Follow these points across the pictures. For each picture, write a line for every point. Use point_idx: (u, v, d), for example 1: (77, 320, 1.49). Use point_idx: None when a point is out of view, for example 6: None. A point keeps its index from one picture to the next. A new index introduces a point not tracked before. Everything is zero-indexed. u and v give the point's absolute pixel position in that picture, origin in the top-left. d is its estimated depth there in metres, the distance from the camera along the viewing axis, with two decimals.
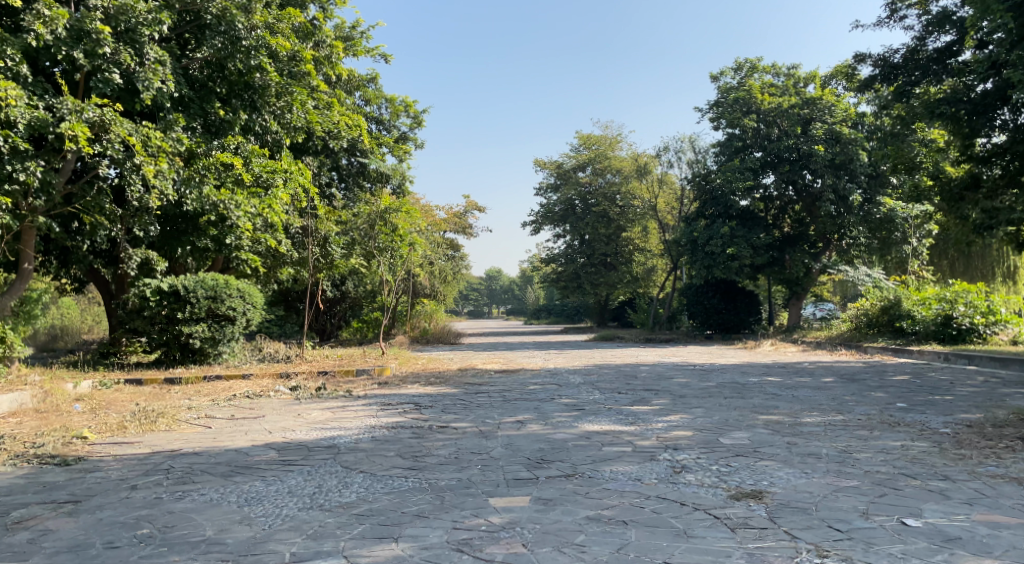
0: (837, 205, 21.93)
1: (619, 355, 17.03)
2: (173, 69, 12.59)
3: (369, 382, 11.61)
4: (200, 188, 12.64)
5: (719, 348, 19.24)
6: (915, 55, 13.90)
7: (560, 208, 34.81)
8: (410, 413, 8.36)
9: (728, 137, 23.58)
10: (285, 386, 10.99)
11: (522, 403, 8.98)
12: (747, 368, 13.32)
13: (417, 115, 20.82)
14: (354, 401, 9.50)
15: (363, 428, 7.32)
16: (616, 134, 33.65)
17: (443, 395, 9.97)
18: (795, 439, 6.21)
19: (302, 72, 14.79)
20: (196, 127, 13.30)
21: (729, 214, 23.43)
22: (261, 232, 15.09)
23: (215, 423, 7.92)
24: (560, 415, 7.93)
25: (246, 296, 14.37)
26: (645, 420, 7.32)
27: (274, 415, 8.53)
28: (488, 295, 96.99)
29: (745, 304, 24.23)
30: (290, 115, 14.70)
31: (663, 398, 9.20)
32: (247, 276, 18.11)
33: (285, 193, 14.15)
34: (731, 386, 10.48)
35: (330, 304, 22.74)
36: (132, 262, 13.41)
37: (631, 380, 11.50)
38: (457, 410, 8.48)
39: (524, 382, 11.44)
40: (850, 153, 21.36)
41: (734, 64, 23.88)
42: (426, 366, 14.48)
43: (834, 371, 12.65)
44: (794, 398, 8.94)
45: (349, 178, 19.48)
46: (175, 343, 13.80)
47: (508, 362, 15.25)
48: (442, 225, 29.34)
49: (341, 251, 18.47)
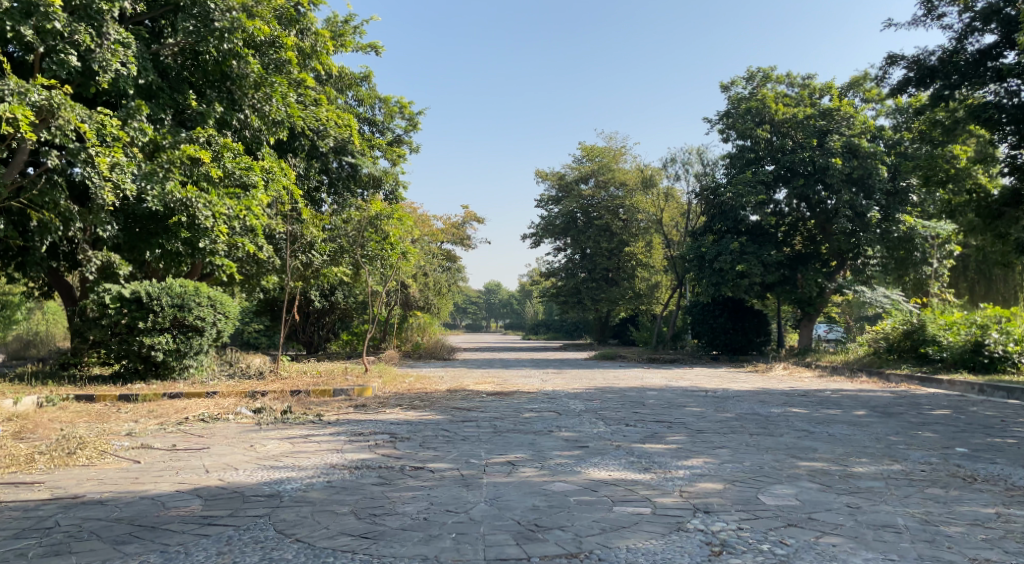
0: (854, 223, 20.68)
1: (623, 377, 15.73)
2: (141, 56, 11.42)
3: (344, 404, 10.34)
4: (163, 183, 11.27)
5: (729, 372, 18.02)
6: (953, 57, 12.66)
7: (562, 220, 33.49)
8: (380, 447, 7.09)
9: (739, 148, 22.52)
10: (248, 407, 9.73)
11: (514, 436, 7.71)
12: (765, 396, 12.00)
13: (412, 117, 19.65)
14: (319, 429, 8.24)
15: (319, 468, 6.03)
16: (620, 146, 32.92)
17: (424, 423, 8.70)
18: (854, 499, 4.99)
19: (283, 60, 13.38)
20: (165, 119, 12.14)
21: (739, 229, 22.29)
22: (238, 235, 13.91)
23: (149, 456, 6.67)
24: (558, 454, 6.67)
25: (217, 305, 13.16)
26: (663, 467, 6.08)
27: (223, 446, 7.25)
28: (487, 309, 95.60)
29: (755, 324, 22.96)
30: (268, 107, 13.36)
31: (679, 434, 7.93)
32: (224, 283, 16.87)
33: (264, 193, 12.97)
34: (753, 420, 9.22)
35: (318, 314, 21.53)
36: (91, 266, 12.28)
37: (639, 408, 10.24)
38: (437, 444, 7.20)
39: (518, 408, 10.17)
40: (868, 168, 20.17)
41: (746, 73, 22.79)
42: (412, 386, 13.16)
43: (862, 401, 11.39)
44: (833, 438, 7.68)
45: (339, 182, 18.04)
46: (135, 356, 12.49)
47: (503, 383, 14.00)
48: (438, 236, 28.19)
49: (324, 258, 17.16)
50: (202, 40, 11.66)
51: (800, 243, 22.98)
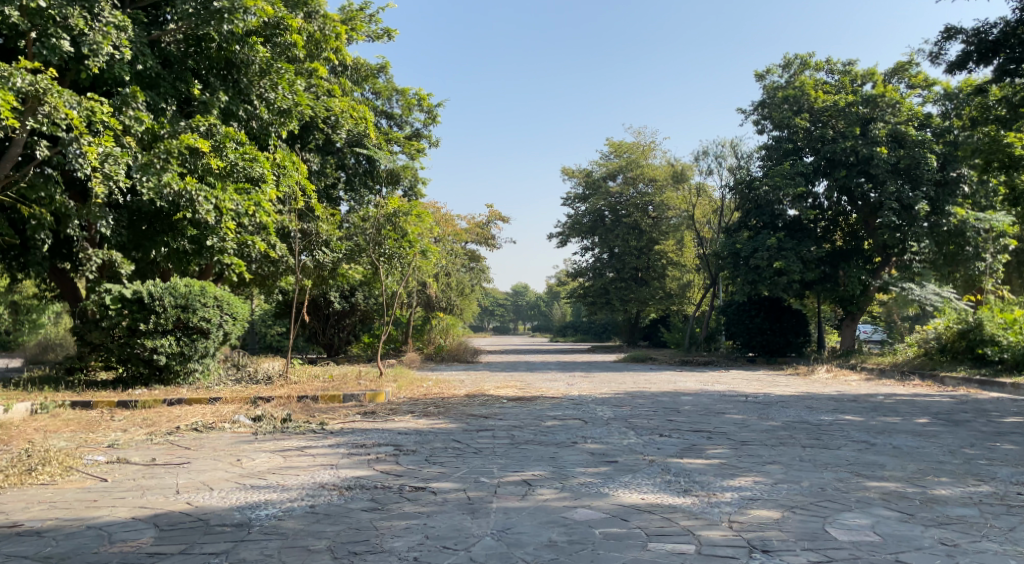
0: (899, 216, 19.42)
1: (654, 381, 14.73)
2: (139, 41, 10.77)
3: (351, 411, 9.54)
4: (160, 175, 10.57)
5: (768, 374, 16.94)
6: (1018, 29, 11.55)
7: (589, 219, 32.62)
8: (381, 461, 6.26)
9: (775, 140, 21.44)
10: (246, 415, 8.99)
11: (533, 449, 6.83)
12: (811, 402, 10.98)
13: (431, 110, 18.90)
14: (318, 441, 7.43)
15: (304, 489, 5.25)
16: (649, 141, 31.81)
17: (435, 433, 7.86)
18: (946, 534, 4.12)
19: (288, 43, 12.75)
20: (166, 109, 11.48)
21: (776, 225, 21.20)
22: (249, 234, 13.19)
23: (119, 473, 5.92)
24: (582, 471, 5.79)
25: (224, 306, 12.42)
26: (705, 488, 5.20)
27: (205, 460, 6.47)
28: (515, 311, 94.44)
29: (793, 324, 21.81)
30: (274, 94, 12.71)
31: (720, 447, 7.00)
32: (238, 282, 16.28)
33: (274, 188, 12.20)
34: (803, 429, 8.24)
35: (339, 316, 20.71)
36: (91, 265, 11.63)
37: (673, 415, 9.29)
38: (445, 458, 6.36)
39: (540, 415, 9.28)
40: (916, 157, 18.97)
41: (782, 60, 21.70)
42: (429, 390, 12.37)
43: (922, 408, 10.31)
44: (901, 453, 6.71)
45: (356, 178, 17.34)
46: (138, 359, 11.83)
47: (526, 387, 13.10)
48: (461, 236, 27.36)
49: (339, 257, 16.39)
50: (202, 23, 11.01)
51: (840, 239, 21.83)
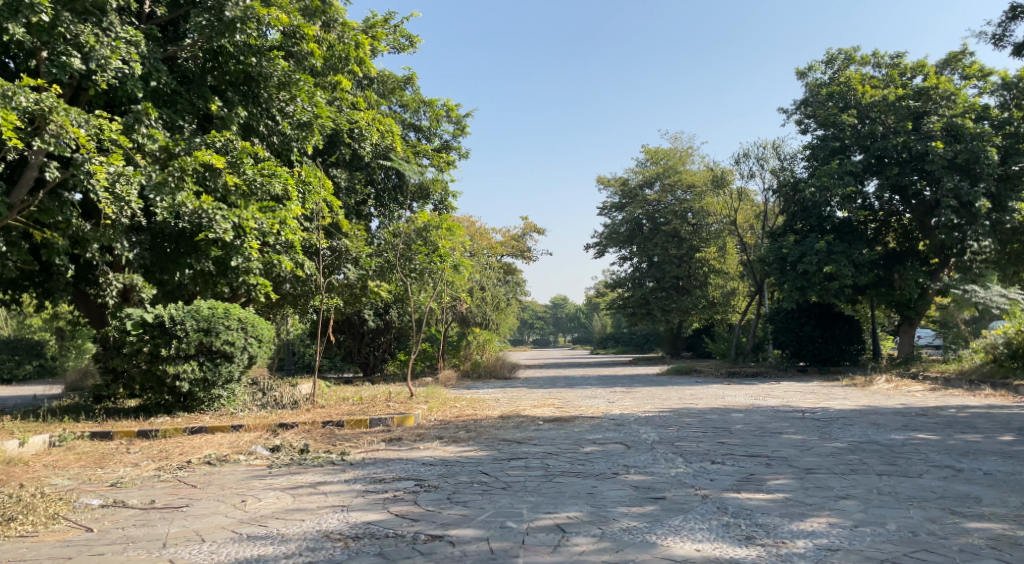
0: (959, 214, 18.17)
1: (702, 396, 13.83)
2: (152, 57, 10.37)
3: (375, 439, 8.90)
4: (174, 194, 10.10)
5: (823, 386, 15.90)
6: None
7: (626, 228, 31.80)
8: (398, 501, 5.58)
9: (821, 138, 20.39)
10: (263, 446, 8.39)
11: (570, 482, 6.09)
12: (877, 418, 10.05)
13: (459, 120, 18.33)
14: (334, 475, 6.79)
15: (304, 542, 4.62)
16: (687, 146, 31.07)
17: (462, 463, 7.16)
18: None
19: (304, 52, 12.21)
20: (184, 126, 11.06)
21: (825, 228, 20.12)
22: (275, 253, 12.66)
23: (110, 521, 5.32)
24: (624, 512, 5.06)
25: (248, 328, 11.86)
26: (771, 535, 4.55)
27: (206, 502, 5.84)
28: (554, 324, 93.30)
29: (846, 331, 20.66)
30: (293, 107, 12.10)
31: (783, 476, 6.18)
32: (267, 303, 15.82)
33: (299, 205, 11.65)
34: (873, 452, 7.36)
35: (373, 333, 20.18)
36: (110, 290, 11.21)
37: (725, 437, 8.47)
38: (471, 497, 5.65)
39: (578, 439, 8.52)
40: (975, 151, 17.63)
41: (826, 56, 20.70)
42: (462, 411, 11.69)
43: (1003, 423, 9.34)
44: (995, 483, 5.86)
45: (385, 193, 16.86)
46: (160, 386, 11.32)
47: (564, 406, 12.33)
48: (496, 249, 26.74)
49: (369, 275, 15.80)
50: (216, 35, 10.57)
51: (893, 241, 20.69)
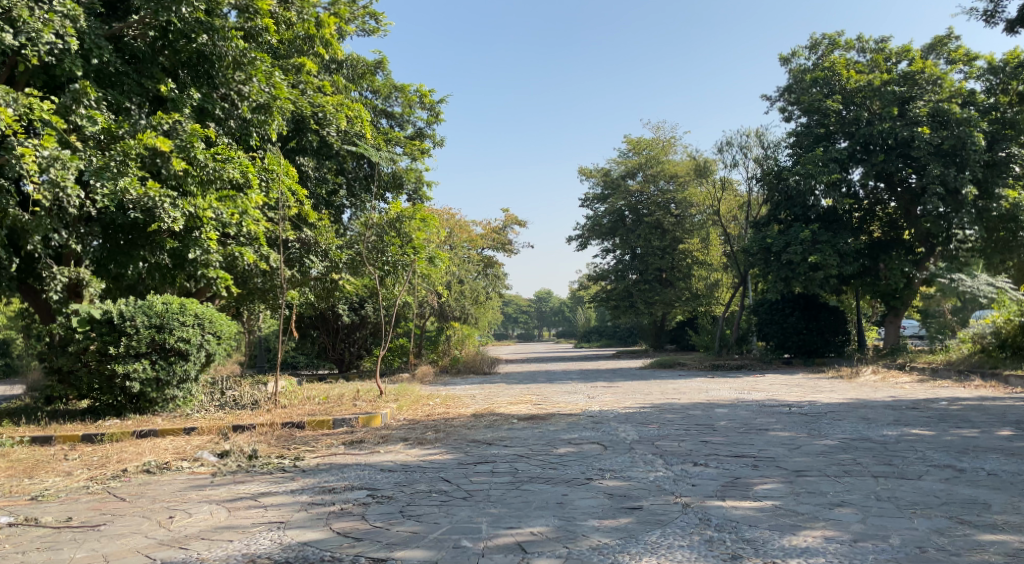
0: (945, 202, 17.79)
1: (685, 391, 13.28)
2: (92, 33, 9.67)
3: (335, 442, 8.26)
4: (115, 180, 9.45)
5: (810, 379, 15.45)
6: None
7: (609, 220, 31.28)
8: (345, 515, 5.01)
9: (805, 125, 19.95)
10: (211, 451, 7.73)
11: (538, 490, 5.52)
12: (867, 412, 9.57)
13: (433, 107, 17.69)
14: (281, 485, 6.17)
15: None
16: (669, 136, 30.52)
17: (424, 469, 6.57)
18: None
19: (259, 28, 11.49)
20: (130, 109, 10.37)
21: (809, 217, 19.69)
22: (237, 244, 11.96)
23: (12, 544, 4.69)
24: (595, 527, 4.51)
25: (206, 323, 11.17)
26: (760, 553, 4.08)
27: (128, 518, 5.21)
28: (538, 318, 92.46)
29: (831, 322, 20.29)
30: (249, 88, 11.40)
31: (771, 480, 5.64)
32: (233, 297, 15.12)
33: (259, 193, 11.00)
34: (866, 450, 6.84)
35: (348, 329, 19.50)
36: (54, 285, 10.38)
37: (709, 435, 7.93)
38: (426, 509, 5.09)
39: (551, 440, 7.93)
40: (960, 137, 17.21)
41: (809, 41, 20.24)
42: (433, 410, 11.07)
43: (997, 417, 8.89)
44: (1002, 485, 5.37)
45: (356, 183, 16.18)
46: (109, 386, 10.60)
47: (541, 402, 11.73)
48: (475, 242, 26.02)
49: (340, 270, 15.04)
50: (162, 9, 9.95)
51: (878, 230, 20.37)
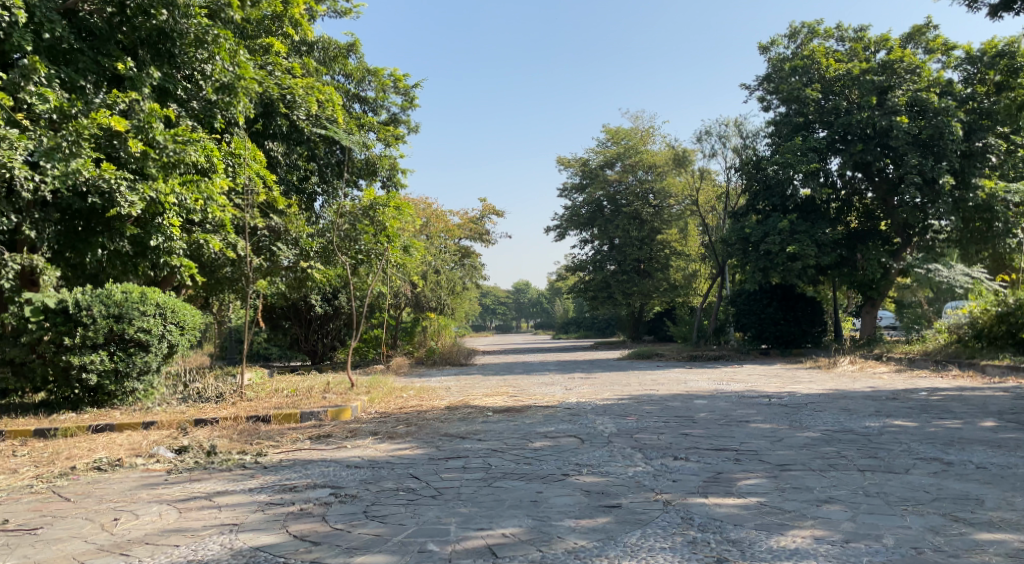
0: (922, 192, 17.77)
1: (664, 382, 13.05)
2: (44, 6, 9.27)
3: (300, 436, 7.91)
4: (67, 161, 8.98)
5: (788, 369, 15.32)
6: None
7: (587, 210, 31.03)
8: (305, 515, 4.70)
9: (784, 114, 19.79)
10: (167, 447, 7.34)
11: (511, 488, 5.23)
12: (848, 403, 9.38)
13: (408, 92, 17.27)
14: (239, 483, 5.82)
15: None
16: (647, 126, 30.27)
17: (392, 465, 6.26)
18: None
19: (222, 4, 11.02)
20: (85, 87, 9.87)
21: (787, 207, 19.55)
22: (201, 230, 11.51)
23: None
24: (571, 528, 4.23)
25: (167, 312, 10.73)
26: (746, 556, 3.83)
27: (70, 520, 4.85)
28: (517, 309, 92.02)
29: (808, 313, 20.26)
30: (211, 67, 11.00)
31: (755, 474, 5.40)
32: (200, 286, 14.64)
33: (223, 177, 10.57)
34: (850, 442, 6.63)
35: (321, 320, 19.07)
36: (5, 273, 9.70)
37: (688, 428, 7.68)
38: (392, 508, 4.78)
39: (526, 433, 7.64)
40: (938, 127, 17.15)
41: (789, 29, 20.07)
42: (406, 402, 10.73)
43: (979, 408, 8.74)
44: (993, 479, 5.17)
45: (329, 169, 15.75)
46: (64, 378, 10.12)
47: (517, 394, 11.43)
48: (451, 232, 25.58)
49: (310, 259, 14.60)
50: None
51: (855, 220, 20.34)
